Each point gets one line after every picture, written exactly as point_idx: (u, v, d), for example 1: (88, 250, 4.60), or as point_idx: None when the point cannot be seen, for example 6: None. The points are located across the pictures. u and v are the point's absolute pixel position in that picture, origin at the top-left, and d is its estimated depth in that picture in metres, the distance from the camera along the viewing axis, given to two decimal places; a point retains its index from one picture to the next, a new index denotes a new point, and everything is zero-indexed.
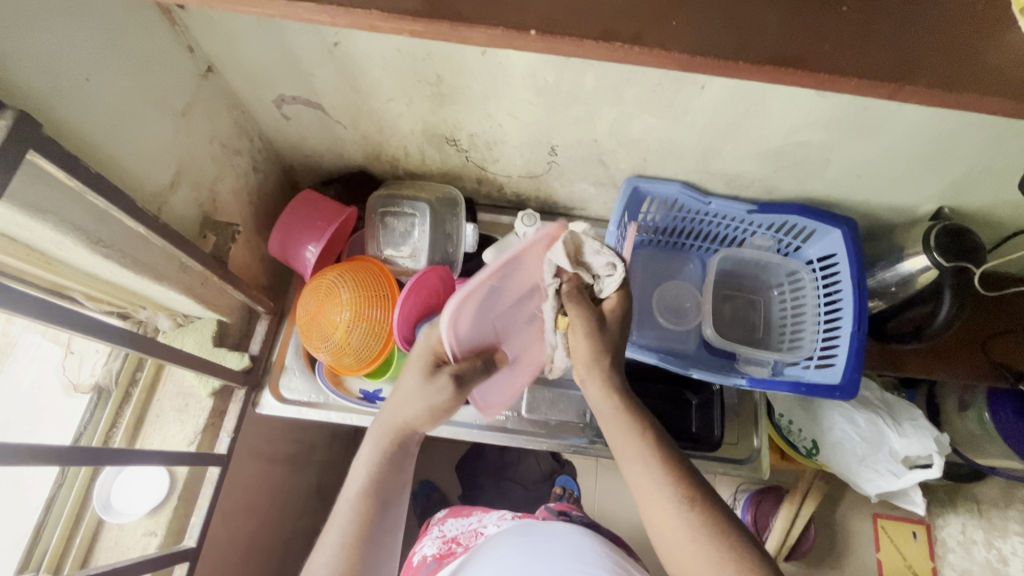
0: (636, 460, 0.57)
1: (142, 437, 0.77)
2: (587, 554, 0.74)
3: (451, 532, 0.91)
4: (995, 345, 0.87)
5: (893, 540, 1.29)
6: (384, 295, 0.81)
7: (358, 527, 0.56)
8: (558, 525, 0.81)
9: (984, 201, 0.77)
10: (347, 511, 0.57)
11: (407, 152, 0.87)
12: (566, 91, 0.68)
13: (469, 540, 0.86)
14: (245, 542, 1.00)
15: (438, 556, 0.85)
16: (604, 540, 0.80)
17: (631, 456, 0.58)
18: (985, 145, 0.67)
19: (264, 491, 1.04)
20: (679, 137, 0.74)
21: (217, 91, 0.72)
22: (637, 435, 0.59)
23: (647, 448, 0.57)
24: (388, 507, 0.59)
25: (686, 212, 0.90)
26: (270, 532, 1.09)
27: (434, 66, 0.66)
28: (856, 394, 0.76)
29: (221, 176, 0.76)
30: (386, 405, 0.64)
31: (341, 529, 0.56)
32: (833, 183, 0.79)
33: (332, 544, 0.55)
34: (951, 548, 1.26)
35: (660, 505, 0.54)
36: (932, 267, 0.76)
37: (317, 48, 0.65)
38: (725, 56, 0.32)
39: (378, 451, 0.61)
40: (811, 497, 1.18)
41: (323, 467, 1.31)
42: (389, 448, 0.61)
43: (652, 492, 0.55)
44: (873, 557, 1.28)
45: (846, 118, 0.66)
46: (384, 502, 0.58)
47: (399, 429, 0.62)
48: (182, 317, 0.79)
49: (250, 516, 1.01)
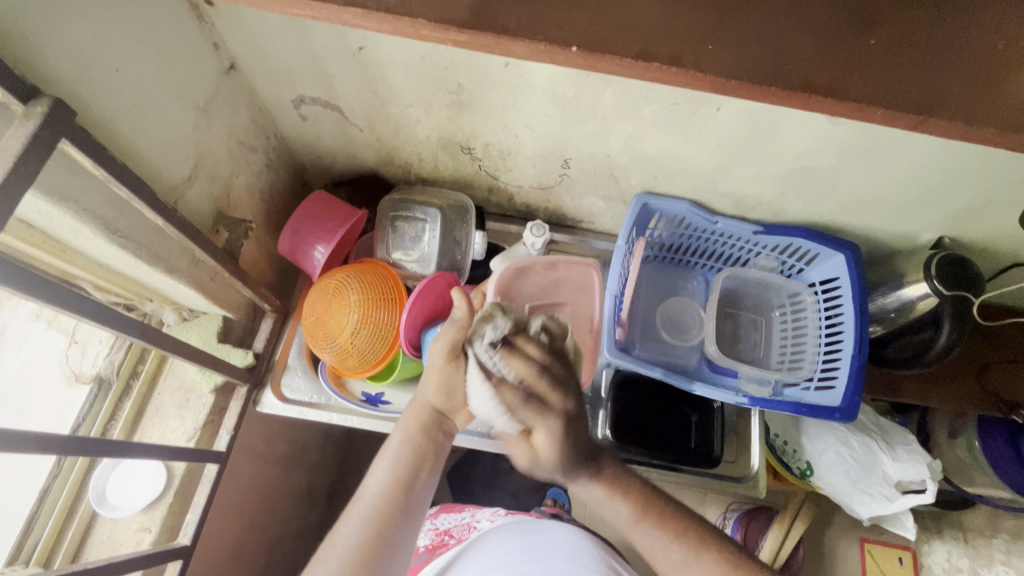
0: (641, 530, 0.60)
1: (141, 430, 0.76)
2: (581, 557, 0.74)
3: (444, 525, 0.88)
4: (989, 375, 0.90)
5: (880, 567, 1.30)
6: (391, 299, 0.81)
7: (382, 501, 0.56)
8: (553, 522, 0.81)
9: (982, 233, 0.80)
10: (372, 485, 0.58)
11: (421, 158, 0.87)
12: (585, 106, 0.70)
13: (463, 533, 0.84)
14: (234, 542, 0.99)
15: (430, 547, 0.83)
16: (595, 542, 0.80)
17: (633, 530, 0.61)
18: (987, 178, 0.69)
19: (256, 492, 1.03)
20: (692, 156, 0.76)
21: (238, 88, 0.72)
22: (619, 503, 0.61)
23: (633, 514, 0.61)
24: (414, 489, 0.58)
25: (692, 230, 0.91)
26: (259, 533, 1.08)
27: (456, 74, 0.68)
28: (856, 416, 0.77)
29: (235, 173, 0.76)
30: (420, 387, 0.65)
31: (365, 499, 0.56)
32: (837, 208, 0.81)
33: (356, 517, 0.55)
34: None
35: (675, 572, 0.59)
36: (932, 294, 0.78)
37: (342, 52, 0.66)
38: (757, 80, 0.34)
39: (412, 429, 0.61)
40: (800, 518, 1.20)
41: (314, 469, 1.30)
42: (422, 429, 0.62)
43: (654, 548, 0.60)
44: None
45: (856, 145, 0.68)
46: (411, 484, 0.58)
47: (431, 411, 0.63)
48: (188, 311, 0.80)
49: (242, 516, 1.00)
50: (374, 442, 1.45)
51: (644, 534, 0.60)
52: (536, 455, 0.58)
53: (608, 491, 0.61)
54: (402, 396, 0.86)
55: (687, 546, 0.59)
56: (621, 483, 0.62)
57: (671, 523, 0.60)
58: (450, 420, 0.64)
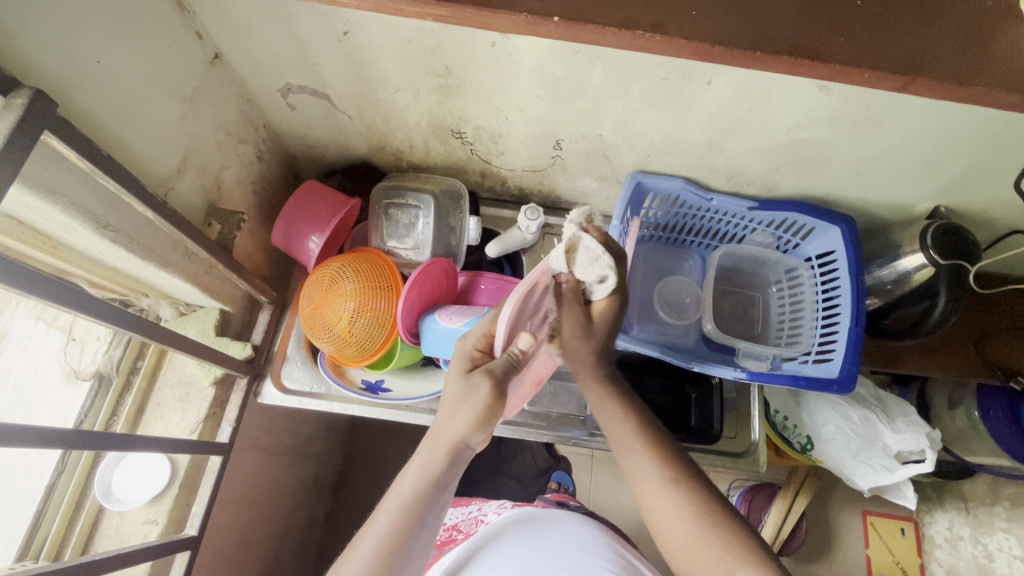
0: (635, 456, 0.61)
1: (144, 425, 0.76)
2: (589, 545, 0.75)
3: (451, 521, 0.90)
4: (988, 344, 0.90)
5: (882, 537, 1.35)
6: (388, 286, 0.81)
7: (389, 542, 0.55)
8: (558, 515, 0.82)
9: (977, 202, 0.79)
10: (383, 524, 0.56)
11: (412, 144, 0.87)
12: (574, 85, 0.69)
13: (470, 527, 0.85)
14: (244, 532, 1.01)
15: (441, 543, 0.85)
16: (600, 528, 0.81)
17: (623, 444, 0.62)
18: (981, 145, 0.69)
19: (263, 483, 1.05)
20: (684, 133, 0.76)
21: (224, 79, 0.71)
22: (617, 415, 0.64)
23: (630, 428, 0.62)
24: (422, 524, 0.57)
25: (687, 208, 0.91)
26: (268, 523, 1.10)
27: (443, 56, 0.67)
28: (854, 387, 0.77)
29: (226, 165, 0.75)
30: (444, 415, 0.60)
31: (376, 538, 0.55)
32: (832, 180, 0.81)
33: (365, 552, 0.54)
34: (938, 545, 1.34)
35: (648, 489, 0.58)
36: (927, 264, 0.78)
37: (327, 37, 0.66)
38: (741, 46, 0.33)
39: (431, 465, 0.59)
40: (804, 492, 1.21)
41: (319, 460, 1.32)
42: (440, 466, 0.59)
43: (640, 465, 0.60)
44: (862, 553, 1.34)
45: (848, 115, 0.67)
46: (421, 521, 0.57)
47: (456, 445, 0.59)
48: (185, 305, 0.80)
49: (250, 507, 1.01)
50: (378, 432, 1.47)
51: (632, 447, 0.61)
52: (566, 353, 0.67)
53: (611, 404, 0.64)
54: (401, 383, 0.87)
55: (668, 474, 0.58)
56: (620, 400, 0.64)
57: (659, 448, 0.60)
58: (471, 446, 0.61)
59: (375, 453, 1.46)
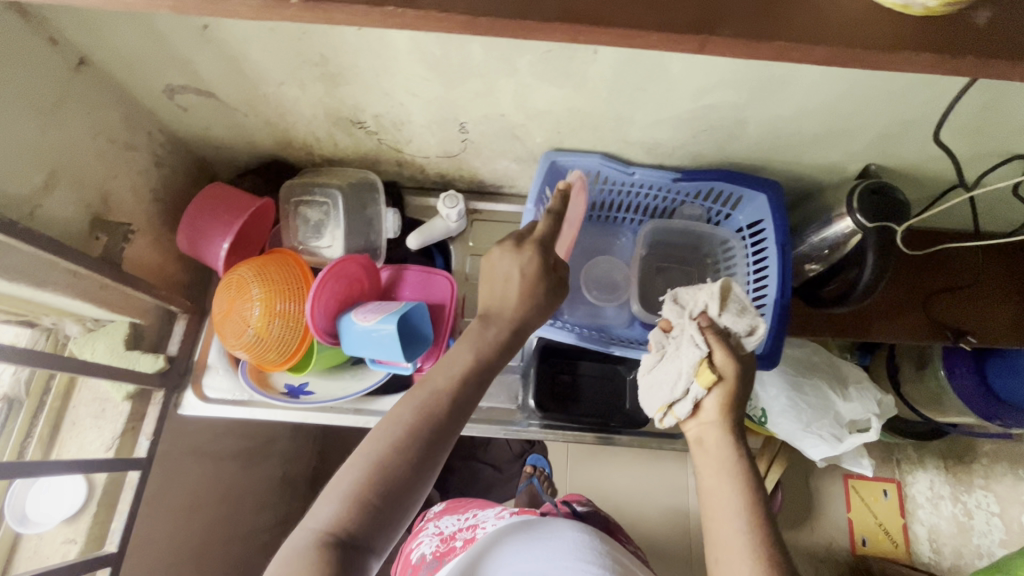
0: (724, 489, 0.61)
1: (58, 445, 0.75)
2: (587, 551, 0.69)
3: (448, 529, 0.89)
4: (935, 304, 0.86)
5: (863, 500, 1.32)
6: (299, 288, 0.79)
7: (391, 448, 0.52)
8: (560, 522, 0.75)
9: (908, 157, 0.75)
10: (389, 426, 0.53)
11: (318, 137, 0.83)
12: (457, 64, 0.65)
13: (467, 534, 0.82)
14: (202, 539, 1.00)
15: (439, 555, 0.82)
16: (603, 537, 0.74)
17: (720, 487, 0.62)
18: (897, 98, 0.64)
19: (218, 489, 1.04)
20: (588, 106, 0.71)
21: (96, 84, 0.68)
22: (722, 460, 0.63)
23: (734, 479, 0.61)
24: (425, 441, 0.53)
25: (613, 184, 0.87)
26: (230, 527, 1.10)
27: (314, 44, 0.63)
28: (778, 363, 0.74)
29: (113, 174, 0.73)
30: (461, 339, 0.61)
31: (376, 441, 0.52)
32: (752, 145, 0.76)
33: (360, 462, 0.51)
34: (920, 504, 1.31)
35: (726, 541, 0.58)
36: (855, 228, 0.74)
37: (189, 31, 0.62)
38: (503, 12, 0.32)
39: (454, 376, 0.58)
40: (779, 460, 1.17)
41: (287, 460, 1.31)
42: (462, 378, 0.58)
43: (727, 514, 0.59)
44: (844, 516, 1.31)
45: (751, 75, 0.62)
46: (430, 435, 0.54)
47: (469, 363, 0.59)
48: (92, 321, 0.78)
49: (205, 514, 1.01)
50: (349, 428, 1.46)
51: (727, 495, 0.61)
52: (697, 404, 0.66)
53: (729, 453, 0.64)
54: (325, 384, 0.85)
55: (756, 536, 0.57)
56: (733, 449, 0.64)
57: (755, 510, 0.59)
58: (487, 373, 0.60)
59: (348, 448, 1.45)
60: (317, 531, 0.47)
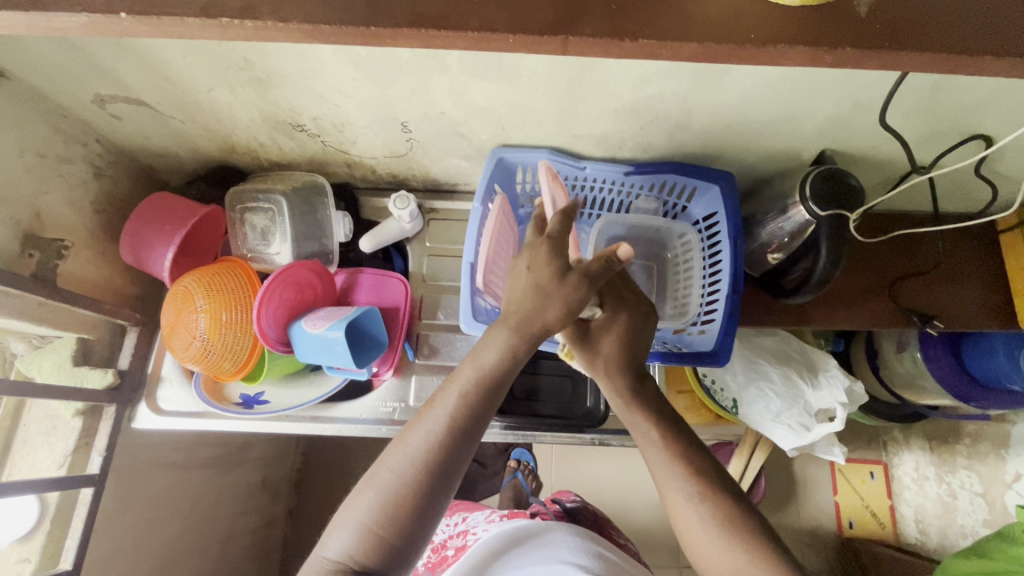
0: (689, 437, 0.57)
1: (11, 463, 0.76)
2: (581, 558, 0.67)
3: (438, 536, 0.85)
4: (900, 288, 0.84)
5: (850, 482, 1.30)
6: (246, 297, 0.78)
7: (402, 483, 0.49)
8: (551, 525, 0.73)
9: (863, 141, 0.72)
10: (400, 457, 0.50)
11: (260, 141, 0.81)
12: (386, 64, 0.62)
13: (457, 541, 0.80)
14: (185, 545, 1.00)
15: (432, 565, 0.79)
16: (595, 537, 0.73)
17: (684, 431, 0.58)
18: (841, 84, 0.62)
19: (200, 494, 1.04)
20: (528, 102, 0.69)
21: (20, 98, 0.66)
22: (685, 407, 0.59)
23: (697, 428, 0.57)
24: (436, 474, 0.49)
25: (565, 179, 0.85)
26: (216, 531, 1.10)
27: (234, 48, 0.61)
28: (726, 359, 0.75)
29: (44, 190, 0.71)
30: (461, 367, 0.54)
31: (387, 475, 0.49)
32: (702, 135, 0.74)
33: (369, 498, 0.49)
34: (907, 486, 1.27)
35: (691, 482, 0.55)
36: (809, 218, 0.72)
37: (104, 42, 0.60)
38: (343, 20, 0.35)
39: (469, 398, 0.51)
40: (763, 446, 1.12)
41: (273, 462, 1.31)
42: (471, 405, 0.52)
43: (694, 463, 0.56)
44: (830, 500, 1.30)
45: (688, 68, 0.60)
46: (442, 467, 0.49)
47: (469, 392, 0.52)
48: (37, 339, 0.78)
49: (185, 522, 1.00)
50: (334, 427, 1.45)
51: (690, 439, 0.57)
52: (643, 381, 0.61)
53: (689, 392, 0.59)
54: (280, 393, 0.85)
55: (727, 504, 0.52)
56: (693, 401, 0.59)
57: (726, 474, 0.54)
58: (491, 399, 0.53)
59: (331, 449, 1.44)
60: (333, 562, 0.48)
